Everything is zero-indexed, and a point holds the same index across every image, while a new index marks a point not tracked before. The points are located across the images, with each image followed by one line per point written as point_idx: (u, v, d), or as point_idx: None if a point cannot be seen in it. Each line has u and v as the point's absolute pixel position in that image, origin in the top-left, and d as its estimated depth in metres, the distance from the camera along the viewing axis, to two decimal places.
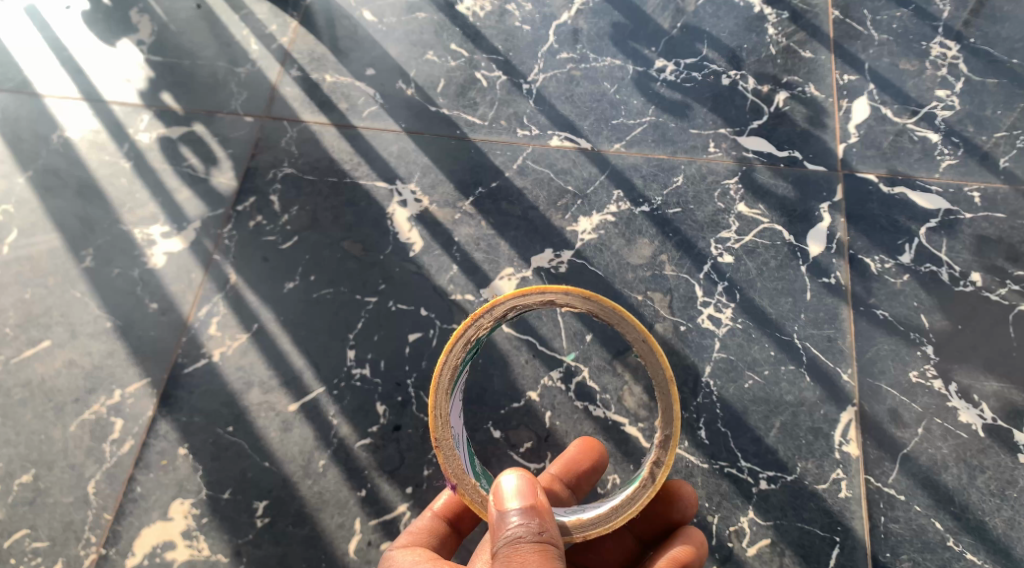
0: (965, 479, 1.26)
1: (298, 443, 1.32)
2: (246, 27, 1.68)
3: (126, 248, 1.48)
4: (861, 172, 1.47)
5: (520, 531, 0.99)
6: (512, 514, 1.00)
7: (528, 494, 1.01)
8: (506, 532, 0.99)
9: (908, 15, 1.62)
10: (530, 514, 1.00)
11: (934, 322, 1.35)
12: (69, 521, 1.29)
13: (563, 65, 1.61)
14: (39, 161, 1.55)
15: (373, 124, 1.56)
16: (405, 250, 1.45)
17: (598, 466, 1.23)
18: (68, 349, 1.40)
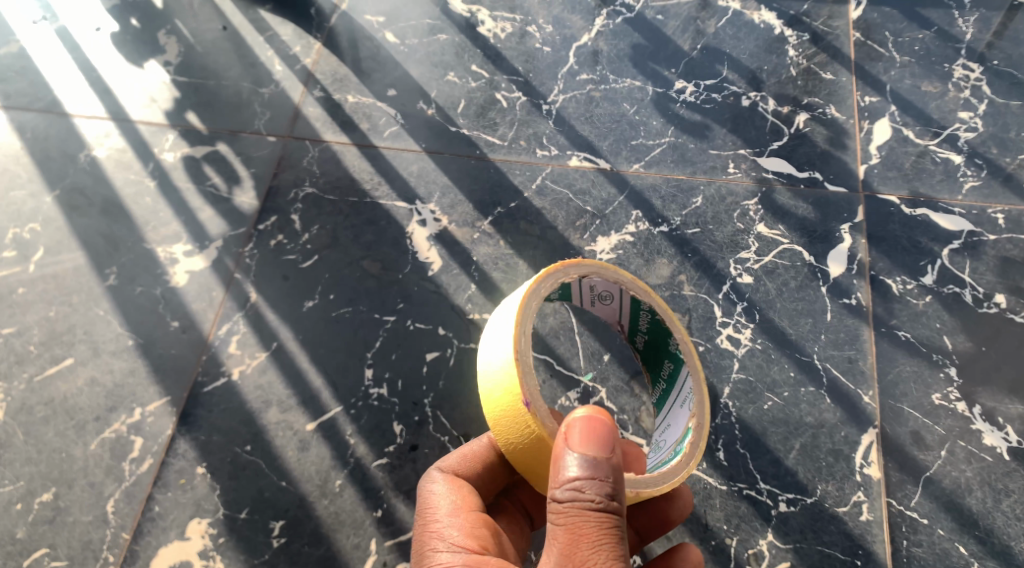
0: (990, 503, 1.24)
1: (315, 463, 1.32)
2: (270, 48, 1.70)
3: (149, 267, 1.48)
4: (882, 194, 1.47)
5: (585, 483, 0.96)
6: (577, 463, 0.97)
7: (594, 443, 0.97)
8: (568, 483, 0.97)
9: (930, 37, 1.63)
10: (596, 467, 0.96)
11: (957, 344, 1.34)
12: (88, 540, 1.28)
13: (584, 86, 1.62)
14: (66, 179, 1.56)
15: (393, 144, 1.57)
16: (423, 269, 1.45)
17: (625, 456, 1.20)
18: (91, 367, 1.40)
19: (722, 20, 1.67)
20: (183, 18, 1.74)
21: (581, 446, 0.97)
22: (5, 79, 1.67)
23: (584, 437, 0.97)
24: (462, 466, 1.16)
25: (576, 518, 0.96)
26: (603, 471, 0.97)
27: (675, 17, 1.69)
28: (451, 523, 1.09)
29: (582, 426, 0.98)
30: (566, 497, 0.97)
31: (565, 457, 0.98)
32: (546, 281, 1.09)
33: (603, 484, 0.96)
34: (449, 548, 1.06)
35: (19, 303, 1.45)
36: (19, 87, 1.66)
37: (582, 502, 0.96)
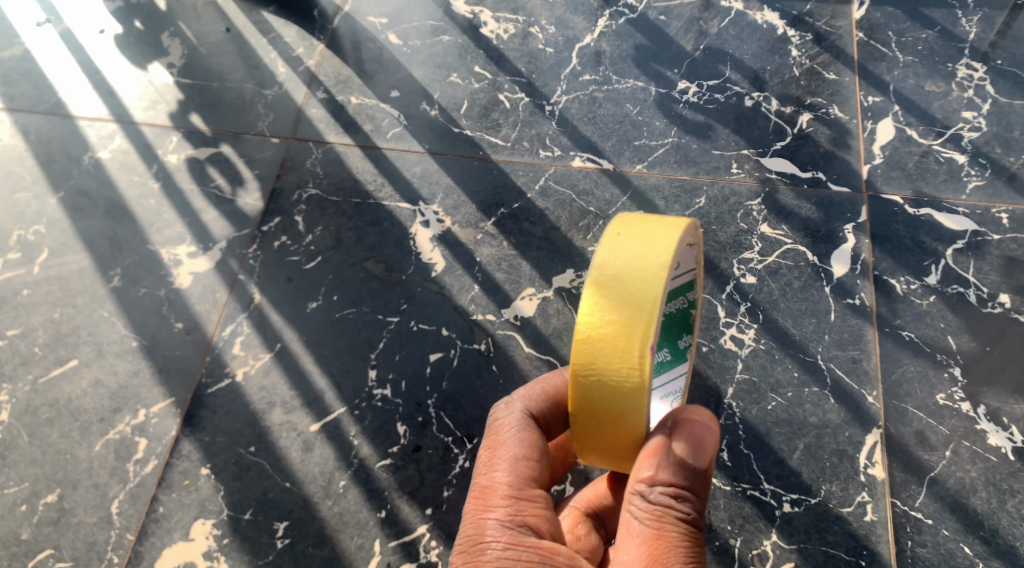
0: (995, 503, 1.24)
1: (319, 464, 1.32)
2: (274, 50, 1.70)
3: (153, 268, 1.49)
4: (885, 194, 1.47)
5: (676, 489, 0.95)
6: (670, 466, 0.95)
7: (696, 449, 0.96)
8: (661, 485, 0.95)
9: (933, 37, 1.63)
10: (687, 471, 0.95)
11: (961, 344, 1.34)
12: (92, 541, 1.28)
13: (586, 87, 1.62)
14: (70, 181, 1.57)
15: (397, 145, 1.58)
16: (427, 270, 1.45)
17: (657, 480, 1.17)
18: (95, 368, 1.41)
19: (724, 21, 1.67)
20: (187, 20, 1.75)
21: (680, 449, 0.96)
22: (9, 82, 1.68)
23: (686, 441, 0.96)
24: (544, 409, 1.06)
25: (661, 522, 0.94)
26: (694, 479, 0.96)
27: (678, 17, 1.69)
28: (508, 485, 1.00)
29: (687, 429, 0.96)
30: (654, 500, 0.95)
31: (657, 457, 0.96)
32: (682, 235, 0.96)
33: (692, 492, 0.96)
34: (496, 521, 0.98)
35: (23, 305, 1.46)
36: (23, 90, 1.67)
37: (671, 507, 0.94)
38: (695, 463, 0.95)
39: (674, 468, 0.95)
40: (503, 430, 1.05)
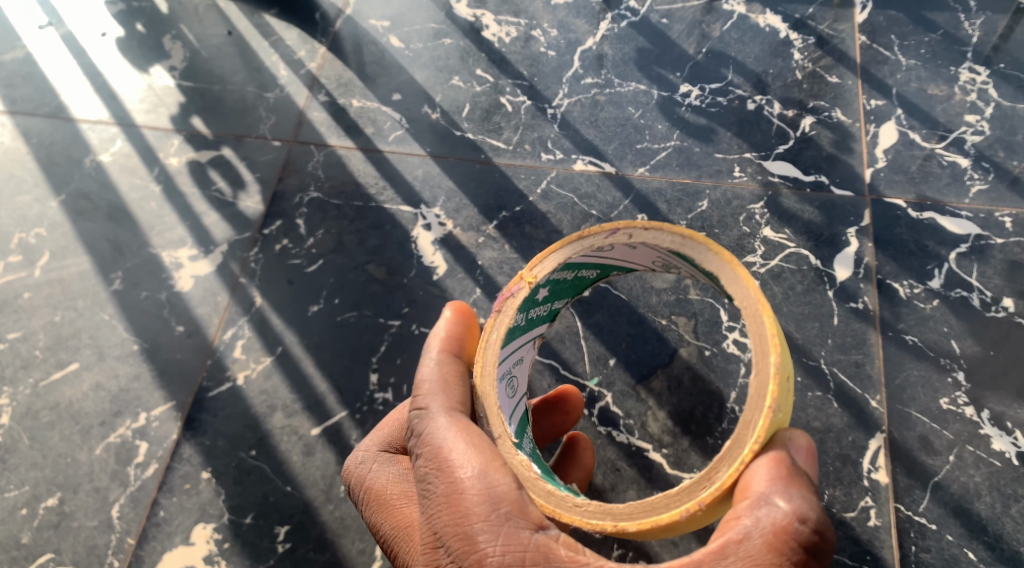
0: (999, 508, 1.23)
1: (320, 468, 1.31)
2: (276, 53, 1.70)
3: (153, 271, 1.48)
4: (889, 198, 1.46)
5: (807, 516, 0.87)
6: (792, 497, 0.86)
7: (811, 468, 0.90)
8: (780, 511, 0.86)
9: (936, 40, 1.62)
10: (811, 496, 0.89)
11: (965, 348, 1.34)
12: (93, 545, 1.29)
13: (588, 90, 1.62)
14: (71, 184, 1.57)
15: (398, 148, 1.57)
16: (428, 273, 1.45)
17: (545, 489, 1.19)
18: (96, 372, 1.40)
19: (727, 24, 1.67)
20: (189, 23, 1.74)
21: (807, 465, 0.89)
22: (12, 85, 1.68)
23: (808, 456, 0.89)
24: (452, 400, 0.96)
25: (778, 551, 0.85)
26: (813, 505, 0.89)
27: (680, 20, 1.68)
28: (470, 481, 0.91)
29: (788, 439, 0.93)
30: (777, 520, 0.86)
31: (793, 479, 0.86)
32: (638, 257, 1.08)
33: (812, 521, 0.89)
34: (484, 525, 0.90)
35: (25, 308, 1.46)
36: (25, 92, 1.66)
37: (789, 533, 0.86)
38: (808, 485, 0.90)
39: (807, 495, 0.88)
40: (436, 440, 0.94)
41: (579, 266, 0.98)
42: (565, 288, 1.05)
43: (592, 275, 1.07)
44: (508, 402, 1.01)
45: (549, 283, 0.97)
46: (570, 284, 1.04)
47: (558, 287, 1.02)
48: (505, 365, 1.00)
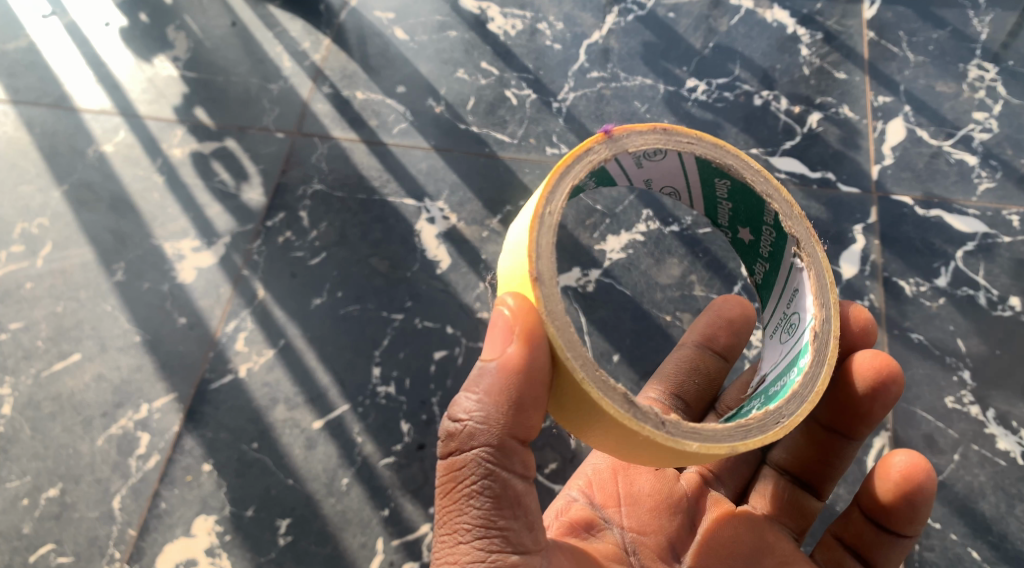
0: (1003, 507, 1.23)
1: (322, 461, 1.31)
2: (280, 44, 1.69)
3: (156, 263, 1.48)
4: (896, 195, 1.46)
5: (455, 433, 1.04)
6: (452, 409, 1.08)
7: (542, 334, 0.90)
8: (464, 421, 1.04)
9: (945, 37, 1.61)
10: (517, 378, 0.92)
11: (971, 347, 1.33)
12: (94, 536, 1.28)
13: (594, 84, 1.60)
14: (74, 175, 1.56)
15: (403, 141, 1.56)
16: (432, 267, 1.44)
17: (879, 391, 1.10)
18: (98, 363, 1.40)
19: (734, 19, 1.66)
20: (193, 14, 1.73)
21: (522, 348, 0.91)
22: (14, 74, 1.66)
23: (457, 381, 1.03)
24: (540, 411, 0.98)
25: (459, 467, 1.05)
26: (540, 371, 0.92)
27: (687, 15, 1.67)
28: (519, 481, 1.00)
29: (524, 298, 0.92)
30: (451, 441, 0.97)
31: (489, 380, 0.95)
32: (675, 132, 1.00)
33: (547, 379, 0.93)
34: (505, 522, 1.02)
35: (27, 298, 1.45)
36: (28, 82, 1.65)
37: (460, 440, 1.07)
38: (540, 356, 0.91)
39: (512, 387, 0.93)
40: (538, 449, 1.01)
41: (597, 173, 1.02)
42: (753, 219, 1.08)
43: (738, 181, 1.02)
44: (785, 346, 1.05)
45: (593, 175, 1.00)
46: (740, 204, 1.07)
47: (737, 219, 1.11)
48: (770, 320, 1.12)
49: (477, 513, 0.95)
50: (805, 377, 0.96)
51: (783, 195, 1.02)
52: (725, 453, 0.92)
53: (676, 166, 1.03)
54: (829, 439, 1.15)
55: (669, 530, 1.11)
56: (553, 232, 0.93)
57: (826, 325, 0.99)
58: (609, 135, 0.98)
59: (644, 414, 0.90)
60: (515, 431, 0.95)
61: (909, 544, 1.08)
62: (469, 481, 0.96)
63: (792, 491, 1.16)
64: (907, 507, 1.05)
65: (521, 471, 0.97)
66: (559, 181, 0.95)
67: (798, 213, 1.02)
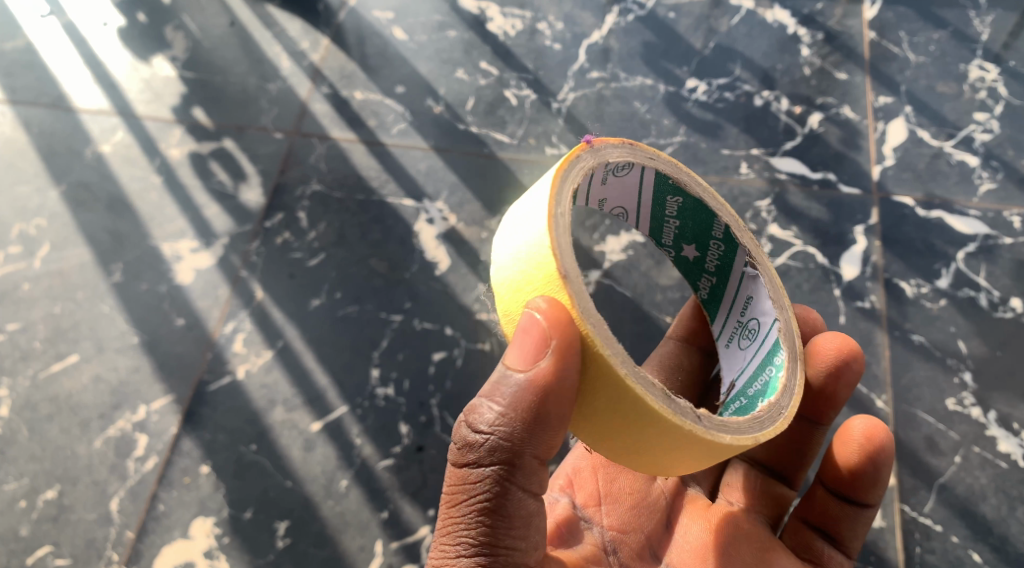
0: (1005, 510, 1.23)
1: (321, 463, 1.31)
2: (278, 44, 1.68)
3: (154, 263, 1.47)
4: (897, 196, 1.45)
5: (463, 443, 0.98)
6: None
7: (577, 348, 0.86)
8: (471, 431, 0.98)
9: (946, 37, 1.60)
10: (547, 389, 0.87)
11: (972, 348, 1.33)
12: (91, 538, 1.28)
13: (594, 84, 1.60)
14: (71, 175, 1.55)
15: (402, 141, 1.56)
16: (431, 268, 1.44)
17: (841, 369, 1.12)
18: (95, 364, 1.39)
19: (735, 19, 1.65)
20: (191, 14, 1.72)
21: (555, 363, 0.86)
22: (12, 74, 1.66)
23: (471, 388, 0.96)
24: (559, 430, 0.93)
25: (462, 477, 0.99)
26: (568, 387, 0.87)
27: (687, 15, 1.67)
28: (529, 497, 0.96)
29: (555, 302, 0.86)
30: (464, 449, 0.93)
31: (512, 390, 0.90)
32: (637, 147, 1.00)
33: (573, 396, 0.89)
34: None
35: (24, 299, 1.45)
36: (26, 82, 1.65)
37: None
38: (570, 371, 0.87)
39: (538, 400, 0.88)
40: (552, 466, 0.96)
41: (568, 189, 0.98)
42: (700, 235, 1.10)
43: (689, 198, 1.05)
44: (749, 352, 1.09)
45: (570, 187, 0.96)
46: (688, 222, 1.09)
47: (683, 237, 1.12)
48: (723, 330, 1.16)
49: (482, 529, 0.91)
50: (786, 373, 1.01)
51: (729, 210, 1.06)
52: (752, 443, 0.93)
53: (631, 182, 1.03)
54: (795, 422, 1.17)
55: (646, 527, 1.10)
56: (568, 232, 0.89)
57: (790, 323, 1.04)
58: (591, 144, 0.96)
59: (681, 410, 0.89)
60: (535, 448, 0.91)
61: (874, 513, 1.10)
62: (479, 495, 0.91)
63: (764, 479, 1.17)
64: (870, 471, 1.07)
65: (534, 488, 0.93)
66: (562, 183, 0.91)
67: (743, 227, 1.06)
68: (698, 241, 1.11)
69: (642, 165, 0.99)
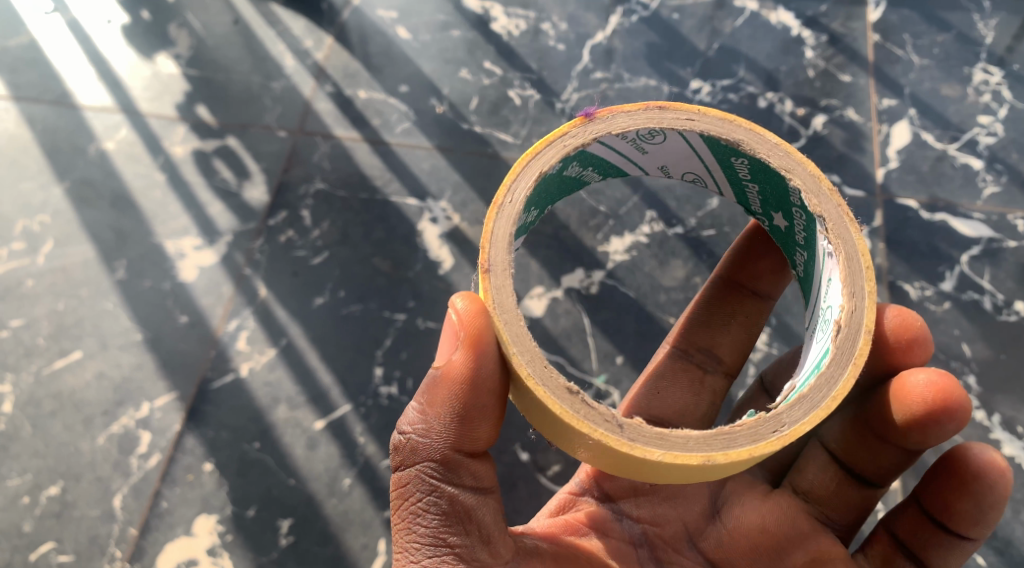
0: (1009, 512, 1.23)
1: (324, 461, 1.31)
2: (282, 43, 1.68)
3: (158, 261, 1.47)
4: (901, 199, 1.45)
5: None
6: None
7: (488, 339, 0.94)
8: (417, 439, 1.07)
9: (950, 40, 1.61)
10: (464, 382, 0.96)
11: (975, 351, 1.34)
12: (95, 535, 1.28)
13: (597, 85, 1.60)
14: (75, 172, 1.56)
15: (406, 140, 1.56)
16: (435, 267, 1.44)
17: (942, 401, 1.01)
18: (98, 361, 1.39)
19: (738, 20, 1.65)
20: (194, 10, 1.72)
21: (465, 356, 0.95)
22: (15, 70, 1.65)
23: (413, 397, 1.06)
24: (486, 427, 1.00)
25: None
26: (486, 378, 0.96)
27: (691, 16, 1.67)
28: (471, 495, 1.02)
29: (473, 300, 0.97)
30: (397, 455, 1.02)
31: (433, 390, 0.99)
32: (673, 109, 0.97)
33: (494, 386, 0.97)
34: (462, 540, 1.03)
35: (28, 295, 1.45)
36: (29, 78, 1.64)
37: None
38: (485, 361, 0.96)
39: (457, 395, 0.97)
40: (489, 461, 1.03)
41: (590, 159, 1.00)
42: (781, 202, 1.01)
43: (753, 159, 0.97)
44: (818, 343, 0.96)
45: (579, 158, 0.98)
46: (767, 184, 1.01)
47: (769, 203, 1.05)
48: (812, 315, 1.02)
49: (425, 529, 0.98)
50: (820, 381, 0.89)
51: (807, 169, 0.95)
52: (698, 464, 0.86)
53: (682, 144, 1.00)
54: (881, 444, 1.08)
55: (684, 519, 1.13)
56: (510, 222, 0.93)
57: (857, 320, 0.90)
58: (589, 117, 0.96)
59: (597, 415, 0.88)
60: (458, 442, 0.99)
61: (974, 546, 1.04)
62: (415, 498, 0.99)
63: (841, 482, 1.12)
64: (971, 508, 1.01)
65: (469, 483, 0.99)
66: (525, 168, 0.95)
67: (825, 191, 0.94)
68: (782, 208, 1.02)
69: (673, 129, 0.97)
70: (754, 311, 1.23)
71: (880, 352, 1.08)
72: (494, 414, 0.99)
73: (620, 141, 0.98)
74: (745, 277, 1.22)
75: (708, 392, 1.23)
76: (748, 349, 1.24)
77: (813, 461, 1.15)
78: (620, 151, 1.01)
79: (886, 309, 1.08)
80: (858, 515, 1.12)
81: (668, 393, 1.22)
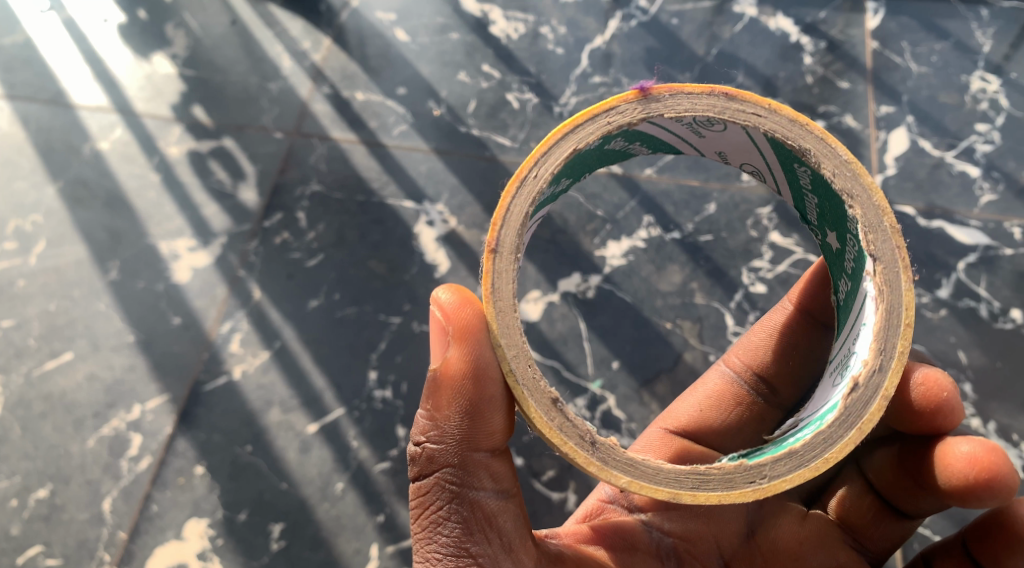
0: None
1: (317, 465, 1.30)
2: (280, 44, 1.67)
3: (151, 262, 1.46)
4: (898, 206, 1.45)
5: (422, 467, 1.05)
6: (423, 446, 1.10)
7: (478, 330, 0.94)
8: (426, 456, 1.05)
9: (948, 48, 1.60)
10: (462, 379, 0.95)
11: (971, 358, 1.34)
12: (84, 538, 1.27)
13: (596, 89, 1.59)
14: (69, 172, 1.54)
15: (403, 143, 1.55)
16: (431, 270, 1.43)
17: (987, 469, 0.96)
18: (90, 363, 1.38)
19: (738, 26, 1.65)
20: (192, 10, 1.71)
21: (458, 350, 0.95)
22: (11, 69, 1.64)
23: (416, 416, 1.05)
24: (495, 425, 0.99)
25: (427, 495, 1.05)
26: (486, 369, 0.94)
27: (691, 21, 1.66)
28: None
29: (458, 295, 0.98)
30: (415, 465, 1.00)
31: (436, 394, 0.97)
32: (741, 100, 0.95)
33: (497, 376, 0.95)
34: None
35: (19, 295, 1.43)
36: (25, 77, 1.63)
37: None
38: (482, 351, 0.94)
39: (460, 392, 0.95)
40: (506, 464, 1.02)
41: (638, 137, 0.99)
42: (836, 223, 0.99)
43: (815, 170, 0.95)
44: (832, 390, 0.96)
45: (625, 136, 0.98)
46: (824, 201, 1.00)
47: (825, 218, 1.02)
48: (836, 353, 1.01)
49: (447, 538, 0.97)
50: (818, 439, 0.90)
51: (873, 198, 0.93)
52: (663, 498, 0.89)
53: (743, 138, 0.98)
54: (920, 493, 1.04)
55: (716, 537, 1.12)
56: (531, 199, 0.93)
57: (876, 382, 0.90)
58: (644, 93, 0.95)
59: (574, 431, 0.89)
60: (476, 446, 0.97)
61: None
62: (435, 506, 0.98)
63: (878, 513, 1.10)
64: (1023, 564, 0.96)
65: (491, 486, 0.98)
66: (559, 141, 0.94)
67: (889, 229, 0.92)
68: (836, 230, 1.00)
69: (735, 122, 0.95)
70: (820, 345, 1.22)
71: (903, 412, 1.03)
72: (504, 399, 0.96)
73: (675, 123, 0.97)
74: (818, 309, 1.21)
75: (753, 423, 1.22)
76: (807, 386, 1.23)
77: (851, 488, 1.13)
78: (674, 132, 0.99)
79: (913, 370, 1.03)
80: (895, 543, 1.11)
81: (715, 414, 1.22)
